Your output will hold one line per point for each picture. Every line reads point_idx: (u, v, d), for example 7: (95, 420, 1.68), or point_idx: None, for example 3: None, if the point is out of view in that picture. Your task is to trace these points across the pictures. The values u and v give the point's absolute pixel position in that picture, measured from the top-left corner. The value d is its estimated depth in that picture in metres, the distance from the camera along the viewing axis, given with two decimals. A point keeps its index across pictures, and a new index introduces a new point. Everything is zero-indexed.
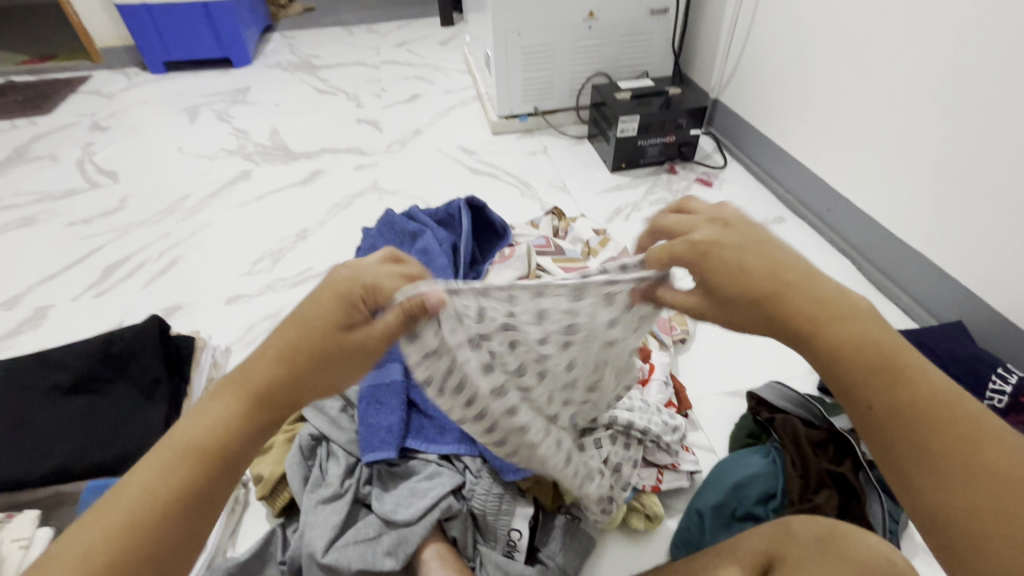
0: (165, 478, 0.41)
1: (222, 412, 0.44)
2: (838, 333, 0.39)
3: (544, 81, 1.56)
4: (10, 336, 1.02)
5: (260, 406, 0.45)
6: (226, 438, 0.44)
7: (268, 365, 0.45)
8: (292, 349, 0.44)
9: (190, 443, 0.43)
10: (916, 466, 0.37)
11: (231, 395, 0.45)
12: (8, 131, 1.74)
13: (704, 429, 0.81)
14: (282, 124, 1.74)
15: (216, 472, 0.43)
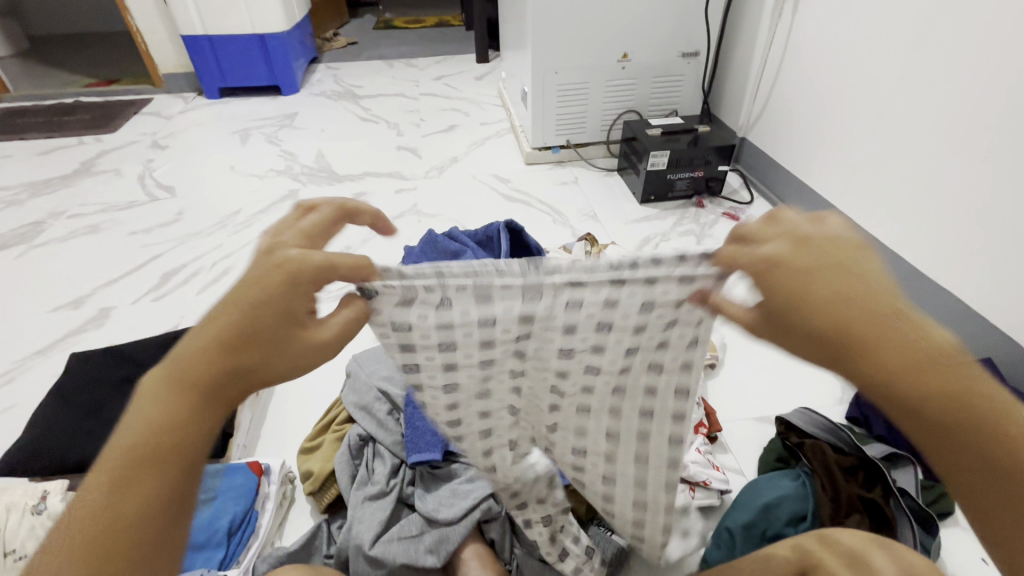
0: (118, 476, 0.37)
1: (163, 411, 0.39)
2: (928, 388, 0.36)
3: (577, 116, 1.64)
4: (75, 333, 1.09)
5: (201, 392, 0.40)
6: (165, 435, 0.38)
7: (205, 360, 0.39)
8: (234, 332, 0.39)
9: (130, 450, 0.38)
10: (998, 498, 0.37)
11: (171, 391, 0.39)
12: (76, 146, 1.87)
13: (732, 451, 0.83)
14: (327, 148, 1.84)
15: (162, 474, 0.38)
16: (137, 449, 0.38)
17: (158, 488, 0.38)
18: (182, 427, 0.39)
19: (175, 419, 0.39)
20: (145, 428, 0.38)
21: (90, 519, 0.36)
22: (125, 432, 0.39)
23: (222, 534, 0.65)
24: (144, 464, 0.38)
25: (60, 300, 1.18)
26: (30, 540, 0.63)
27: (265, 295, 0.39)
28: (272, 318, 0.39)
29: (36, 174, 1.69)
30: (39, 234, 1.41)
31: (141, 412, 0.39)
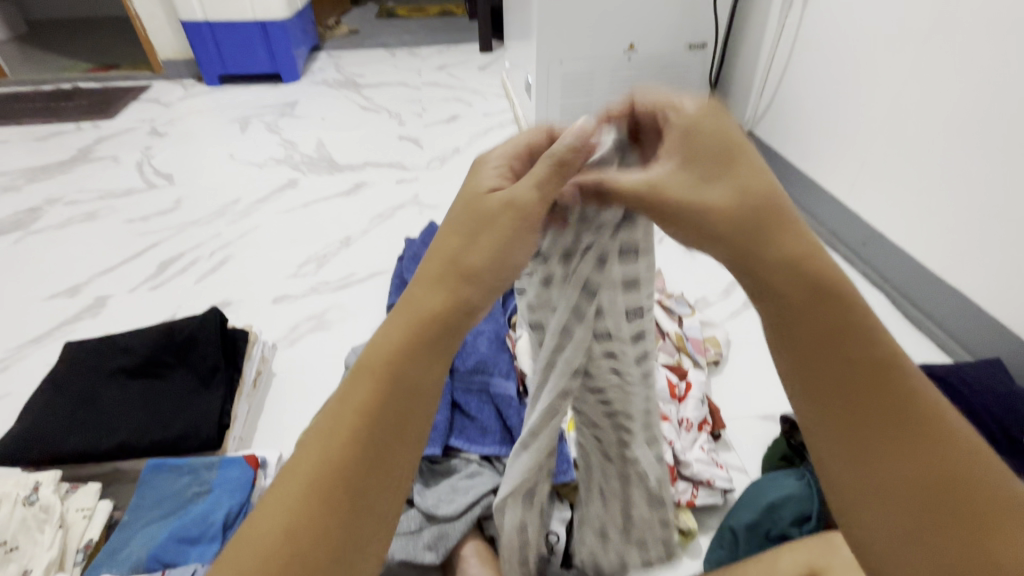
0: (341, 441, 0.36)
1: (374, 386, 0.37)
2: (846, 324, 0.36)
3: (582, 108, 1.61)
4: (71, 322, 1.08)
5: (405, 377, 0.38)
6: (391, 401, 0.37)
7: (423, 317, 0.39)
8: (448, 282, 0.39)
9: (354, 419, 0.36)
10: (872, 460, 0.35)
11: (387, 357, 0.38)
12: (74, 132, 1.85)
13: (736, 449, 0.82)
14: (328, 137, 1.82)
15: (376, 447, 0.36)
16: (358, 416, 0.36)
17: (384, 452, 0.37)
18: (398, 391, 0.37)
19: (398, 382, 0.37)
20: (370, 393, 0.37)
21: (313, 483, 0.34)
22: (345, 393, 0.38)
23: (217, 527, 0.64)
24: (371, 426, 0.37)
25: (56, 288, 1.16)
26: (21, 532, 0.62)
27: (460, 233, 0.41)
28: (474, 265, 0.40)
29: (33, 160, 1.67)
30: (35, 221, 1.39)
31: (360, 378, 0.37)
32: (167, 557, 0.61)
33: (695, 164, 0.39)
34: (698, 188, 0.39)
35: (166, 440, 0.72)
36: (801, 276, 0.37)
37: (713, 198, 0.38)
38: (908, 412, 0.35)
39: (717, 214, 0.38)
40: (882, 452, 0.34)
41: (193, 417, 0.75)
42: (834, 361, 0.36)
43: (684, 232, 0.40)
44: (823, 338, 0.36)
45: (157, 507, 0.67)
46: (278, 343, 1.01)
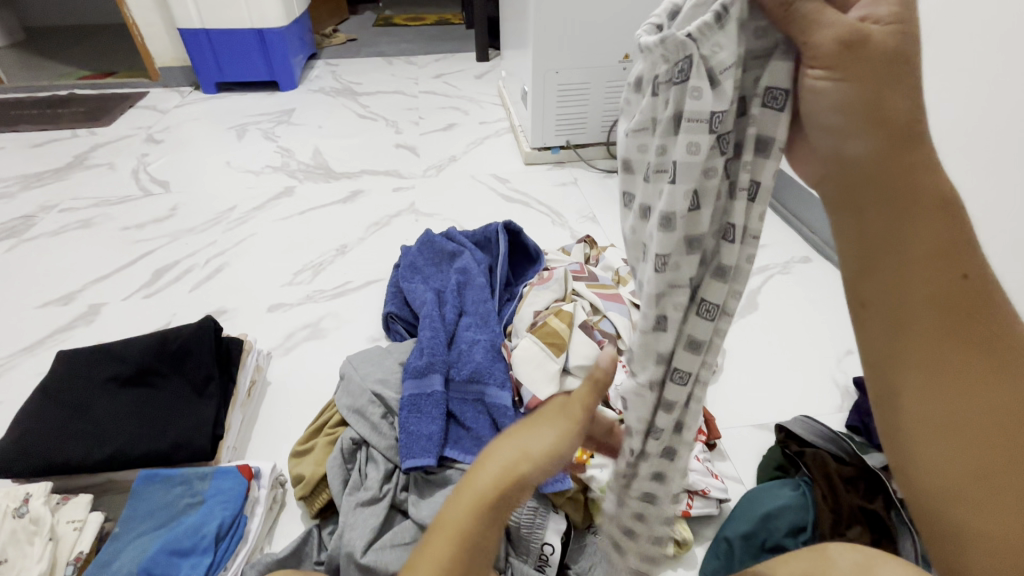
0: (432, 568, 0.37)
1: (466, 525, 0.39)
2: (943, 241, 0.35)
3: (577, 117, 1.62)
4: (64, 330, 1.07)
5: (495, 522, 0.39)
6: (483, 529, 0.39)
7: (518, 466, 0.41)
8: (527, 452, 0.41)
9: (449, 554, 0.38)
10: (934, 382, 0.36)
11: (487, 486, 0.40)
12: (69, 139, 1.85)
13: (731, 459, 0.82)
14: (324, 145, 1.82)
15: None
16: (453, 545, 0.38)
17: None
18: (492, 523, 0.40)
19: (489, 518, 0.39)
20: (466, 524, 0.39)
21: None
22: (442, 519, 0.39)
23: (210, 539, 0.63)
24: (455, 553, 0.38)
25: (49, 296, 1.16)
26: (11, 545, 0.61)
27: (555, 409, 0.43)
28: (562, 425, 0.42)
29: (28, 167, 1.66)
30: (29, 228, 1.38)
31: (462, 505, 0.39)
32: (159, 570, 0.60)
33: (903, 36, 0.32)
34: (896, 73, 0.32)
35: (159, 449, 0.72)
36: (932, 188, 0.34)
37: (897, 100, 0.33)
38: (976, 338, 0.36)
39: (899, 105, 0.33)
40: (956, 370, 0.36)
41: (188, 426, 0.74)
42: (927, 282, 0.35)
43: (849, 111, 0.33)
44: (928, 252, 0.35)
45: (148, 519, 0.66)
46: (273, 351, 1.01)
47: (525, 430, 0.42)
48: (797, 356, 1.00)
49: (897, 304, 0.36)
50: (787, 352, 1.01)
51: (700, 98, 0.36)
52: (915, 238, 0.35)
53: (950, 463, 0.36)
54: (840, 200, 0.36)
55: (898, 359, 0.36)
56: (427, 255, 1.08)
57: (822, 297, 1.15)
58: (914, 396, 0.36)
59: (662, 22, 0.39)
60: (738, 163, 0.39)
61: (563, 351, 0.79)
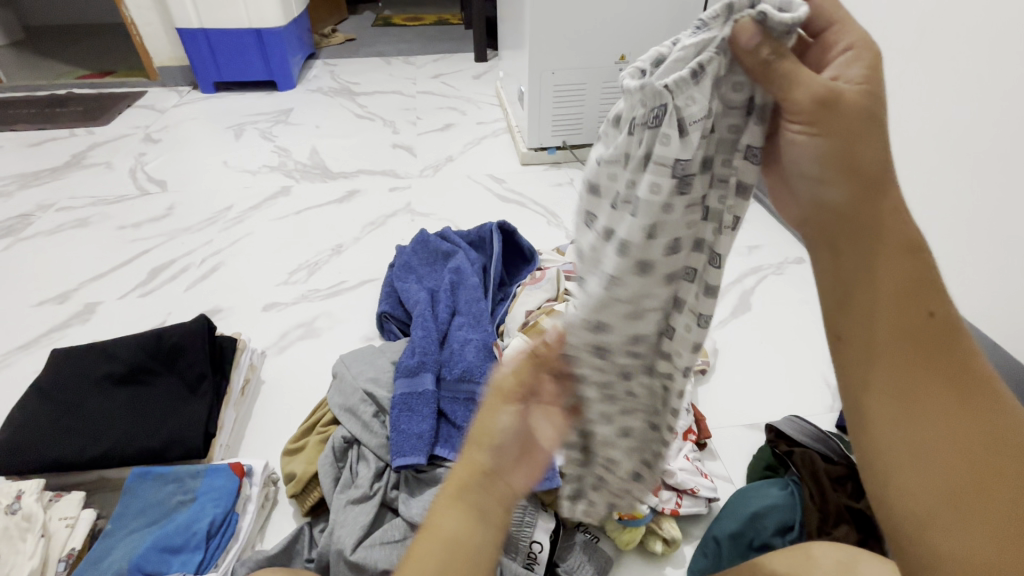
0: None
1: (447, 524, 0.41)
2: (909, 281, 0.37)
3: (574, 118, 1.63)
4: (59, 328, 1.07)
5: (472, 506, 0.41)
6: (464, 522, 0.41)
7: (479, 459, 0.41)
8: (475, 441, 0.42)
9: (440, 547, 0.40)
10: (913, 416, 0.37)
11: (455, 496, 0.41)
12: (67, 138, 1.85)
13: (722, 459, 0.82)
14: (322, 145, 1.83)
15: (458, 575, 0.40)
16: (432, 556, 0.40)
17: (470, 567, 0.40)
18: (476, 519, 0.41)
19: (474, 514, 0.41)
20: (448, 535, 0.41)
21: None
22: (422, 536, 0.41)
23: (201, 536, 0.64)
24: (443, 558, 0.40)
25: (45, 295, 1.16)
26: (4, 541, 0.62)
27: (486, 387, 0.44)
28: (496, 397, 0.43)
29: (25, 166, 1.67)
30: (26, 226, 1.39)
31: (434, 521, 0.41)
32: (150, 567, 0.61)
33: (874, 94, 0.36)
34: (868, 125, 0.35)
35: (152, 447, 0.72)
36: (903, 233, 0.37)
37: (867, 147, 0.36)
38: (952, 371, 0.37)
39: (867, 152, 0.36)
40: (928, 402, 0.37)
41: (180, 424, 0.75)
42: (894, 317, 0.37)
43: (823, 159, 0.36)
44: (897, 290, 0.37)
45: (140, 516, 0.66)
46: (268, 350, 1.01)
47: (473, 420, 0.43)
48: (789, 356, 1.00)
49: (866, 337, 0.38)
50: (779, 353, 1.01)
51: (668, 142, 0.39)
52: (883, 277, 0.37)
53: (927, 497, 0.36)
54: (819, 241, 0.39)
55: (867, 386, 0.38)
56: (422, 255, 1.08)
57: (815, 298, 1.15)
58: (886, 425, 0.38)
59: (647, 67, 0.41)
60: (719, 201, 0.42)
61: None
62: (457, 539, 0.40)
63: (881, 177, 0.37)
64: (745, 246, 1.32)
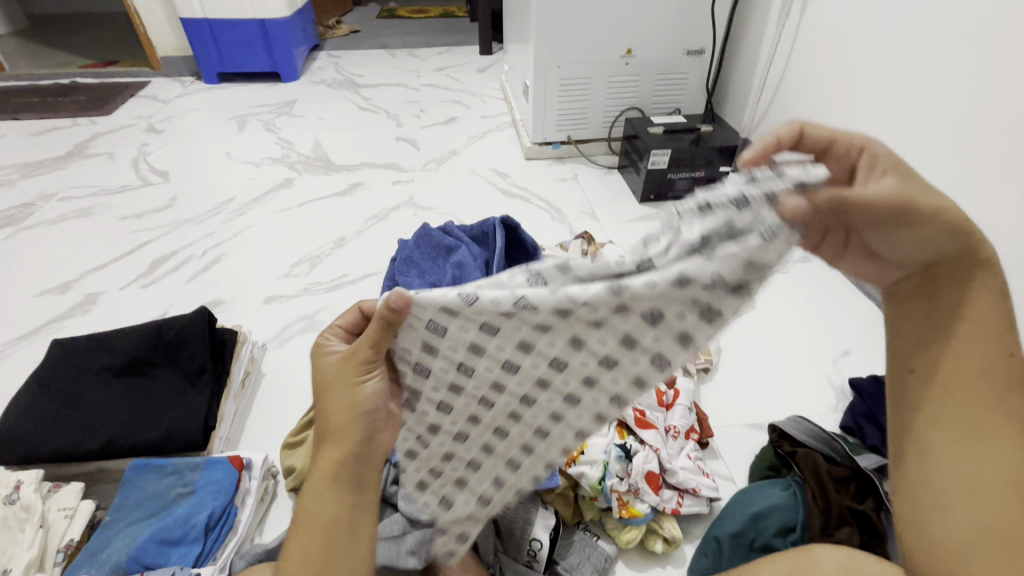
0: (301, 552, 0.44)
1: (323, 499, 0.45)
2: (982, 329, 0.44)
3: (579, 112, 1.61)
4: (61, 319, 1.07)
5: (343, 477, 0.46)
6: (327, 497, 0.45)
7: (331, 437, 0.46)
8: (342, 421, 0.46)
9: (323, 521, 0.45)
10: (964, 442, 0.44)
11: (324, 475, 0.46)
12: (70, 128, 1.84)
13: (724, 458, 0.81)
14: (325, 137, 1.82)
15: (343, 537, 0.45)
16: (306, 530, 0.45)
17: (337, 527, 0.45)
18: (336, 492, 0.46)
19: (337, 487, 0.46)
20: (314, 512, 0.45)
21: None
22: (298, 518, 0.46)
23: (199, 530, 0.63)
24: (315, 530, 0.45)
25: (46, 285, 1.16)
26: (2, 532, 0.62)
27: (326, 367, 0.48)
28: (340, 376, 0.46)
29: (28, 155, 1.66)
30: (28, 216, 1.39)
31: (304, 503, 0.46)
32: (147, 560, 0.61)
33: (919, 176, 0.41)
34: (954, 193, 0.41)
35: (152, 439, 0.72)
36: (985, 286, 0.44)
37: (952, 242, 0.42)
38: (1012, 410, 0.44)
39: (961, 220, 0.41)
40: (988, 434, 0.44)
41: (180, 417, 0.74)
42: (965, 357, 0.44)
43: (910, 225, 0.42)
44: (969, 335, 0.44)
45: (139, 509, 0.66)
46: (269, 343, 1.01)
47: (329, 404, 0.46)
48: (793, 356, 1.00)
49: (940, 398, 0.46)
50: (782, 352, 1.00)
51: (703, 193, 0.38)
52: (963, 354, 0.44)
53: (961, 510, 0.44)
54: (903, 290, 0.46)
55: (927, 411, 0.46)
56: (424, 249, 1.08)
57: (820, 297, 1.14)
58: (939, 445, 0.45)
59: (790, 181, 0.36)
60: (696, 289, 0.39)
61: None
62: (323, 512, 0.45)
63: (963, 262, 0.43)
64: None
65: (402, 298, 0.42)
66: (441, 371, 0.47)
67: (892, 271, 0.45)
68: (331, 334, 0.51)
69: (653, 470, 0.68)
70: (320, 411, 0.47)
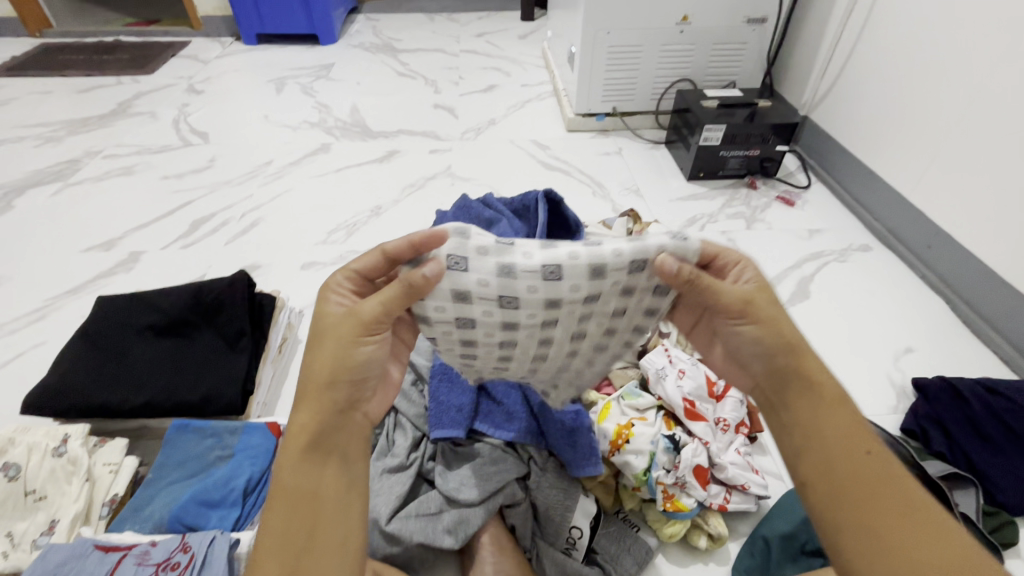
0: (273, 527, 0.42)
1: (301, 471, 0.44)
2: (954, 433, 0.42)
3: (626, 82, 1.53)
4: (105, 275, 1.09)
5: (324, 446, 0.45)
6: (301, 468, 0.44)
7: (321, 401, 0.45)
8: (335, 386, 0.45)
9: (303, 492, 0.43)
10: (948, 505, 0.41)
11: (303, 443, 0.44)
12: (114, 86, 1.86)
13: (772, 454, 0.76)
14: (362, 102, 1.78)
15: (321, 513, 0.43)
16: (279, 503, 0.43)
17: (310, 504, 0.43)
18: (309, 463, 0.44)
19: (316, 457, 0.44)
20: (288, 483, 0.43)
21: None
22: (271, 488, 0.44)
23: (238, 493, 0.63)
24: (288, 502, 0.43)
25: (91, 242, 1.17)
26: (52, 482, 0.63)
27: (328, 324, 0.46)
28: (348, 331, 0.45)
29: (74, 112, 1.68)
30: (74, 173, 1.40)
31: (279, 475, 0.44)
32: (188, 519, 0.61)
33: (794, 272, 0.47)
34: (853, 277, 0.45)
35: (192, 400, 0.72)
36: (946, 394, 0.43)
37: (789, 329, 0.46)
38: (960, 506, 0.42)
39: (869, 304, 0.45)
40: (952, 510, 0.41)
41: (219, 379, 0.74)
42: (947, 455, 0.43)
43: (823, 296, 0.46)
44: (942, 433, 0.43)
45: (180, 468, 0.67)
46: (305, 309, 1.01)
47: (320, 362, 0.45)
48: (850, 350, 0.94)
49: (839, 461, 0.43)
50: (838, 346, 0.94)
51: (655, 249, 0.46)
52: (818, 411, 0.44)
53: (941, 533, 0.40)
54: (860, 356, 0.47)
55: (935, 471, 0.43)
56: (464, 221, 1.05)
57: (881, 289, 1.07)
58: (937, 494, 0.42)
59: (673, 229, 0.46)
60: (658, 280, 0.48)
61: None
62: (295, 484, 0.43)
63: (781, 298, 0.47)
64: (805, 229, 1.23)
65: (435, 274, 0.45)
66: (487, 316, 0.50)
67: (752, 359, 0.47)
68: (341, 279, 0.48)
69: (701, 464, 0.64)
70: (307, 372, 0.45)
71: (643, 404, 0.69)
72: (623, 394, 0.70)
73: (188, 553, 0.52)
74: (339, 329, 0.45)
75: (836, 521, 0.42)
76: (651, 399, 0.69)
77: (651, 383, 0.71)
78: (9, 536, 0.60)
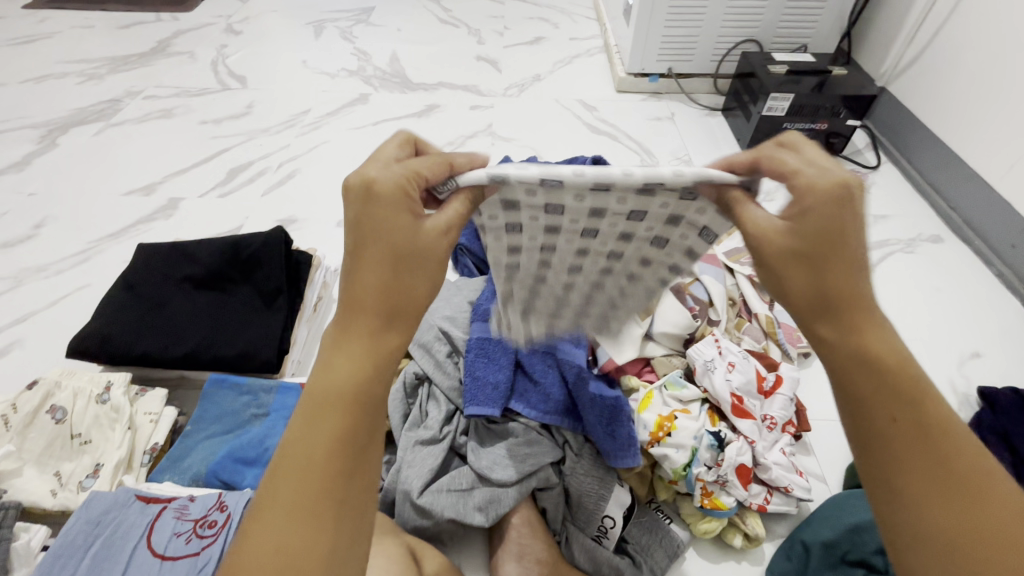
0: (315, 444, 0.35)
1: (343, 372, 0.37)
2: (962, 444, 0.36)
3: (686, 41, 1.41)
4: (145, 220, 1.09)
5: (382, 350, 0.38)
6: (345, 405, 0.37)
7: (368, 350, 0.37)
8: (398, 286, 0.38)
9: (340, 394, 0.36)
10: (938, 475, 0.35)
11: (351, 342, 0.37)
12: (154, 23, 1.82)
13: (816, 455, 0.73)
14: (403, 51, 1.70)
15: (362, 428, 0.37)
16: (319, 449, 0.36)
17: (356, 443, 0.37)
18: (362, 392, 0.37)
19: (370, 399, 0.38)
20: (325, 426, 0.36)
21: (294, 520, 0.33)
22: (313, 395, 0.37)
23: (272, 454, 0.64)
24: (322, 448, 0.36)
25: (131, 185, 1.17)
26: (95, 427, 0.65)
27: (396, 206, 0.37)
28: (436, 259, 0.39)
29: (114, 48, 1.66)
30: (115, 112, 1.40)
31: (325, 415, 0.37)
32: (225, 476, 0.62)
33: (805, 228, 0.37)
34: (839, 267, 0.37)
35: (230, 355, 0.72)
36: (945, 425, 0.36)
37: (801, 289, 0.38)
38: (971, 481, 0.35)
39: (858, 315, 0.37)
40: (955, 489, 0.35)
41: (256, 336, 0.74)
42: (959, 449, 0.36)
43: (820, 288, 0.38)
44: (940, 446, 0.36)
45: (216, 423, 0.67)
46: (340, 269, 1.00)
47: (370, 253, 0.38)
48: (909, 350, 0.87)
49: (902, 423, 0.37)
50: None
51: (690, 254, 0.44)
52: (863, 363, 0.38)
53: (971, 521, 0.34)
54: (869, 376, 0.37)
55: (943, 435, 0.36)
56: None
57: (950, 286, 0.99)
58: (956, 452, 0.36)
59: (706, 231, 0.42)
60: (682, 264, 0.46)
61: (649, 315, 0.70)
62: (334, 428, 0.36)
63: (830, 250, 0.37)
64: (870, 215, 1.14)
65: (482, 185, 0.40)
66: (530, 242, 0.45)
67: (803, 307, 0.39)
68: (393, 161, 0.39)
69: (745, 463, 0.61)
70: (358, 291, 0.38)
71: (688, 395, 0.66)
72: (666, 383, 0.67)
73: (225, 512, 0.53)
74: (395, 207, 0.37)
75: (887, 490, 0.36)
76: (696, 391, 0.66)
77: (697, 374, 0.67)
78: (57, 475, 0.62)
